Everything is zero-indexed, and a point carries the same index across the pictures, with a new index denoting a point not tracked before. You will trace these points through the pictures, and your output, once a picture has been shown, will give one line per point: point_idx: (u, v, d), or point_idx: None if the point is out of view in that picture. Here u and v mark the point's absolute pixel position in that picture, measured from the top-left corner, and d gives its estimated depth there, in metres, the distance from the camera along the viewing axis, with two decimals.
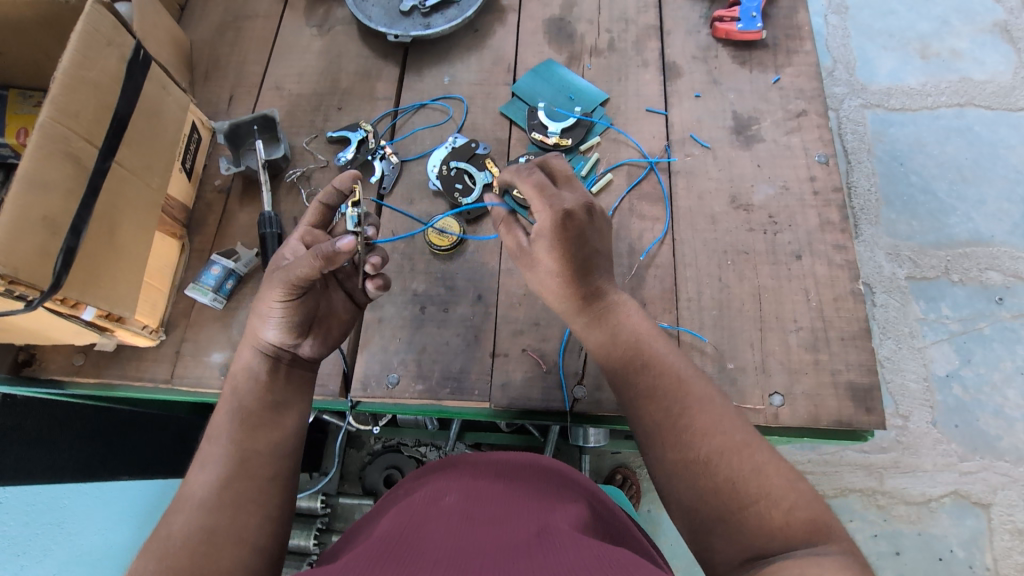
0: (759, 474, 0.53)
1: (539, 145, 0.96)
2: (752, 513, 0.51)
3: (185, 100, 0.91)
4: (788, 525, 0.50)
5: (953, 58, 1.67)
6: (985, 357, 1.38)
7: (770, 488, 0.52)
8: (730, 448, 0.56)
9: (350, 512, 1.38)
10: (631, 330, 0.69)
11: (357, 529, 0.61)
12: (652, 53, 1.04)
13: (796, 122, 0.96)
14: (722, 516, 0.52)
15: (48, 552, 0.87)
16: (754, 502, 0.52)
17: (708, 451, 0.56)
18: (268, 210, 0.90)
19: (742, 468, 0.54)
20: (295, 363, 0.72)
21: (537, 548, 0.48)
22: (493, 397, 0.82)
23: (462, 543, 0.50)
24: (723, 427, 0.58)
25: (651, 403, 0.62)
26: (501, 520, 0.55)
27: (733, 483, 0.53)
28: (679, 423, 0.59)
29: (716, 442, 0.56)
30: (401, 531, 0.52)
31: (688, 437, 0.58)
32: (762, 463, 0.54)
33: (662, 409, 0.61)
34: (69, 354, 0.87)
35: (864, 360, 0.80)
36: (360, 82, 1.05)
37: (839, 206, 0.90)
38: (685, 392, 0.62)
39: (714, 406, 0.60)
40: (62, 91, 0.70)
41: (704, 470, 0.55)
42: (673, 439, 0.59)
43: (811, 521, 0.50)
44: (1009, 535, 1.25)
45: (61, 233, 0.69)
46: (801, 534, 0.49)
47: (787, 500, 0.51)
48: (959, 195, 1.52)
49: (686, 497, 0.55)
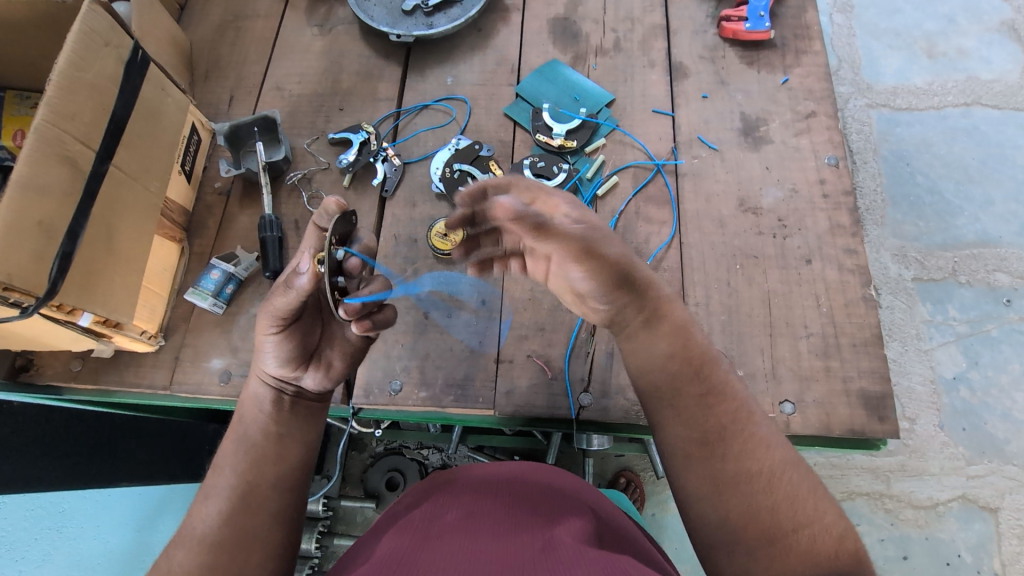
0: (813, 495, 0.56)
1: (544, 147, 0.95)
2: (805, 535, 0.53)
3: (184, 101, 0.90)
4: (838, 553, 0.52)
5: (960, 57, 1.65)
6: (993, 360, 1.36)
7: (823, 513, 0.55)
8: (785, 467, 0.57)
9: (351, 515, 1.37)
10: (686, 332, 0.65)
11: (357, 550, 0.59)
12: (658, 53, 1.02)
13: (805, 123, 0.94)
14: (775, 533, 0.54)
15: (48, 556, 0.86)
16: (809, 524, 0.54)
17: (770, 466, 0.57)
18: (269, 213, 0.88)
19: (801, 487, 0.56)
20: (300, 396, 0.71)
21: (543, 563, 0.47)
22: (497, 405, 0.81)
23: (465, 561, 0.49)
24: (780, 444, 0.59)
25: (721, 402, 0.61)
26: (504, 536, 0.53)
27: (793, 500, 0.55)
28: (745, 432, 0.59)
29: (776, 458, 0.58)
30: (403, 552, 0.51)
31: (751, 447, 0.58)
32: (813, 484, 0.57)
33: (731, 412, 0.61)
34: (67, 360, 0.86)
35: (876, 367, 0.78)
36: (362, 83, 1.03)
37: (849, 209, 0.88)
38: (745, 401, 0.62)
39: (767, 422, 0.62)
40: (58, 93, 0.69)
41: (765, 484, 0.56)
42: (738, 449, 0.58)
43: (856, 550, 0.53)
44: (1017, 541, 1.23)
45: (57, 238, 0.67)
46: (848, 561, 0.52)
47: (837, 527, 0.54)
48: (967, 195, 1.50)
49: (737, 507, 0.56)
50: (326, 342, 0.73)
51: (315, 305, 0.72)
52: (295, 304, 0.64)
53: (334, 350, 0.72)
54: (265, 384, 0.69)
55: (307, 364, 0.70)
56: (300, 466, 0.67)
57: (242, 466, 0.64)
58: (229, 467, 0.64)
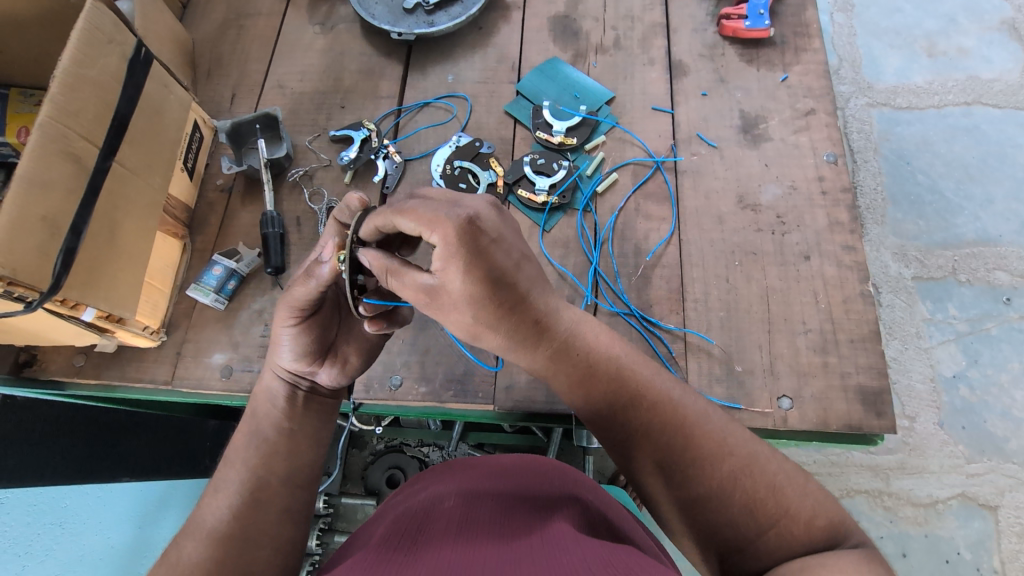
0: (776, 492, 0.53)
1: (544, 144, 0.95)
2: (771, 535, 0.51)
3: (187, 98, 0.90)
4: (809, 538, 0.50)
5: (960, 56, 1.65)
6: (992, 358, 1.36)
7: (788, 504, 0.52)
8: (745, 469, 0.55)
9: (351, 513, 1.38)
10: (594, 375, 0.63)
11: (355, 539, 0.60)
12: (658, 51, 1.02)
13: (804, 121, 0.95)
14: (740, 543, 0.53)
15: (50, 551, 0.86)
16: (773, 525, 0.51)
17: (722, 480, 0.55)
18: (271, 209, 0.89)
19: (759, 488, 0.53)
20: (314, 392, 0.72)
21: (540, 552, 0.47)
22: (497, 400, 0.81)
23: (463, 546, 0.49)
24: (729, 450, 0.56)
25: (647, 439, 0.59)
26: (501, 523, 0.54)
27: (751, 508, 0.53)
28: (687, 457, 0.57)
29: (728, 468, 0.55)
30: (400, 540, 0.52)
31: (697, 470, 0.56)
32: (775, 478, 0.54)
33: (662, 445, 0.58)
34: (70, 355, 0.86)
35: (874, 363, 0.79)
36: (363, 81, 1.04)
37: (848, 206, 0.88)
38: (683, 419, 0.59)
39: (714, 427, 0.58)
40: (62, 90, 0.69)
41: (719, 501, 0.54)
42: (681, 476, 0.57)
43: (828, 527, 0.51)
44: (1016, 538, 1.23)
45: (61, 233, 0.68)
46: (823, 542, 0.50)
47: (805, 511, 0.52)
48: (967, 194, 1.50)
49: (705, 524, 0.55)
50: (343, 338, 0.74)
51: (334, 299, 0.72)
52: (313, 296, 0.65)
53: (350, 346, 0.73)
54: (280, 378, 0.70)
55: (322, 360, 0.71)
56: (301, 459, 0.67)
57: (243, 459, 0.65)
58: (230, 460, 0.65)
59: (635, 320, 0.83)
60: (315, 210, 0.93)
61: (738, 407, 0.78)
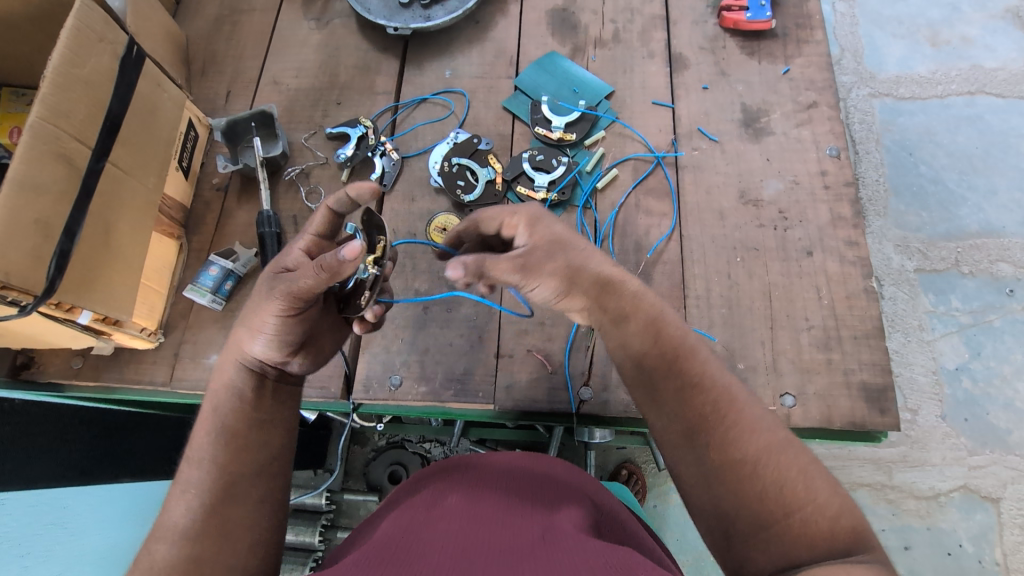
0: (807, 476, 0.52)
1: (543, 139, 0.94)
2: (798, 519, 0.50)
3: (181, 96, 0.89)
4: (833, 533, 0.49)
5: (964, 45, 1.63)
6: (995, 350, 1.35)
7: (816, 493, 0.51)
8: (775, 450, 0.54)
9: (354, 509, 1.37)
10: (662, 325, 0.65)
11: (358, 534, 0.60)
12: (658, 44, 1.01)
13: (806, 114, 0.93)
14: (766, 521, 0.51)
15: (52, 553, 0.88)
16: (800, 507, 0.51)
17: (754, 453, 0.54)
18: (267, 208, 0.88)
19: (790, 469, 0.53)
20: (282, 379, 0.69)
21: (542, 551, 0.47)
22: (497, 399, 0.81)
23: (466, 543, 0.49)
24: (766, 428, 0.56)
25: (698, 392, 0.60)
26: (503, 519, 0.54)
27: (780, 485, 0.52)
28: (728, 418, 0.57)
29: (763, 442, 0.55)
30: (402, 534, 0.51)
31: (736, 433, 0.56)
32: (806, 465, 0.53)
33: (710, 402, 0.59)
34: (67, 358, 0.86)
35: (877, 360, 0.78)
36: (360, 77, 1.02)
37: (851, 201, 0.87)
38: (731, 383, 0.60)
39: (756, 403, 0.59)
40: (53, 89, 0.68)
41: (751, 471, 0.54)
42: (722, 437, 0.56)
43: (853, 530, 0.49)
44: (1019, 530, 1.23)
45: (54, 236, 0.67)
46: (845, 543, 0.48)
47: (832, 507, 0.50)
48: (970, 185, 1.49)
49: (728, 500, 0.54)
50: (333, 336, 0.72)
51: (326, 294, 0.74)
52: (312, 286, 0.63)
53: None
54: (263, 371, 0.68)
55: (297, 351, 0.69)
56: None
57: None
58: None
59: None
60: (312, 209, 0.92)
61: None
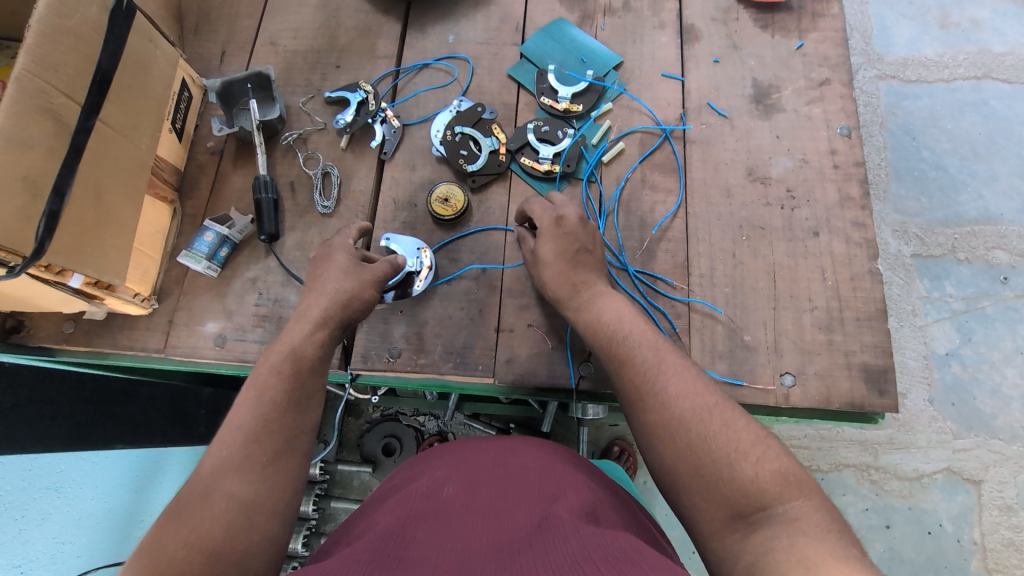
0: (728, 428, 0.54)
1: (548, 110, 0.91)
2: (725, 466, 0.51)
3: (174, 55, 0.86)
4: (759, 479, 0.49)
5: (973, 28, 1.60)
6: (986, 337, 1.36)
7: (741, 443, 0.52)
8: (698, 412, 0.56)
9: (348, 479, 1.38)
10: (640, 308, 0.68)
11: (349, 525, 0.59)
12: (669, 13, 0.98)
13: (819, 91, 0.91)
14: (701, 470, 0.52)
15: (48, 516, 0.86)
16: (727, 456, 0.51)
17: (682, 412, 0.56)
18: (264, 173, 0.86)
19: (712, 425, 0.54)
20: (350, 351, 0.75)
21: (538, 543, 0.46)
22: (497, 372, 0.80)
23: (464, 541, 0.48)
24: (695, 393, 0.58)
25: (630, 368, 0.63)
26: (500, 511, 0.53)
27: (705, 440, 0.53)
28: (653, 389, 0.59)
29: (690, 404, 0.56)
30: (398, 527, 0.50)
31: (664, 399, 0.58)
32: (728, 417, 0.55)
33: (638, 377, 0.61)
34: (59, 322, 0.85)
35: (879, 342, 0.78)
36: (360, 39, 0.99)
37: (860, 181, 0.86)
38: (658, 356, 0.62)
39: (689, 375, 0.60)
40: (39, 40, 0.65)
41: (680, 430, 0.55)
42: (651, 401, 0.58)
43: (781, 472, 0.50)
44: (998, 511, 1.26)
45: (43, 195, 0.65)
46: (774, 486, 0.49)
47: (757, 453, 0.51)
48: (971, 171, 1.48)
49: (664, 456, 0.55)
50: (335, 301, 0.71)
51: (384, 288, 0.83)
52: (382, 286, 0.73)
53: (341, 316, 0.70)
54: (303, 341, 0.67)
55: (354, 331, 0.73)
56: None
57: None
58: None
59: (638, 288, 0.82)
60: (310, 175, 0.90)
61: (739, 383, 0.78)
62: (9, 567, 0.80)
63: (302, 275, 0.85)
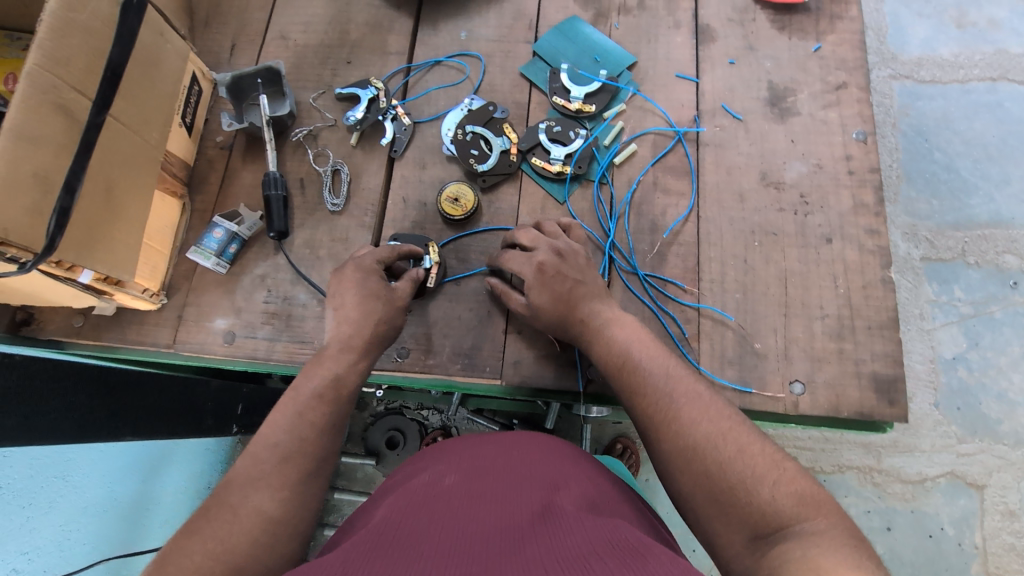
0: (743, 453, 0.53)
1: (561, 110, 0.90)
2: (742, 492, 0.51)
3: (185, 48, 0.85)
4: (776, 503, 0.49)
5: (990, 28, 1.57)
6: (994, 342, 1.35)
7: (755, 466, 0.52)
8: (713, 439, 0.55)
9: (352, 471, 1.39)
10: None
11: (356, 516, 0.59)
12: (685, 13, 0.96)
13: (835, 95, 0.90)
14: (719, 496, 0.52)
15: (54, 505, 0.88)
16: (743, 480, 0.51)
17: (696, 438, 0.56)
18: (273, 170, 0.85)
19: (727, 450, 0.54)
20: None
21: (544, 533, 0.46)
22: (505, 374, 0.80)
23: (468, 527, 0.48)
24: (709, 417, 0.57)
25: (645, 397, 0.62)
26: (504, 499, 0.53)
27: (721, 467, 0.53)
28: (668, 416, 0.59)
29: (707, 429, 0.56)
30: (403, 516, 0.51)
31: (679, 426, 0.57)
32: (743, 442, 0.54)
33: (653, 405, 0.61)
34: (68, 316, 0.85)
35: (889, 350, 0.77)
36: (372, 34, 0.98)
37: (874, 187, 0.85)
38: (672, 382, 0.62)
39: (706, 403, 0.59)
40: (50, 36, 0.64)
41: (695, 456, 0.55)
42: (667, 429, 0.58)
43: (796, 493, 0.50)
44: (1000, 516, 1.26)
45: (54, 191, 0.65)
46: (791, 507, 0.48)
47: (772, 475, 0.51)
48: (983, 174, 1.46)
49: (682, 484, 0.55)
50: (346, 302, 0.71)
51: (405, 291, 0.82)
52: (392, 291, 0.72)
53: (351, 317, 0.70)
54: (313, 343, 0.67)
55: None
56: None
57: None
58: None
59: (648, 291, 0.82)
60: (320, 172, 0.89)
61: (748, 389, 0.77)
62: (16, 554, 0.82)
63: (311, 274, 0.85)
